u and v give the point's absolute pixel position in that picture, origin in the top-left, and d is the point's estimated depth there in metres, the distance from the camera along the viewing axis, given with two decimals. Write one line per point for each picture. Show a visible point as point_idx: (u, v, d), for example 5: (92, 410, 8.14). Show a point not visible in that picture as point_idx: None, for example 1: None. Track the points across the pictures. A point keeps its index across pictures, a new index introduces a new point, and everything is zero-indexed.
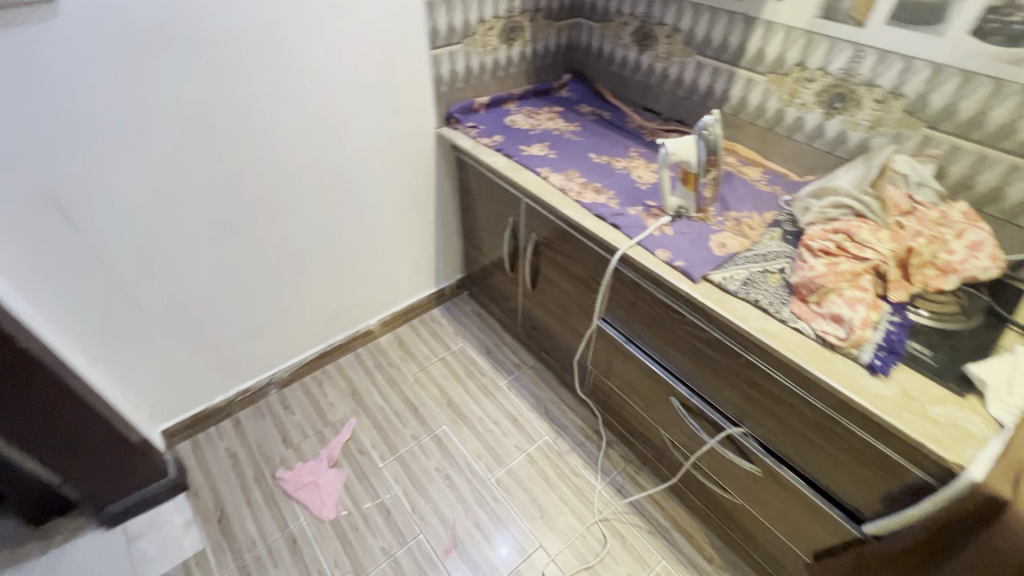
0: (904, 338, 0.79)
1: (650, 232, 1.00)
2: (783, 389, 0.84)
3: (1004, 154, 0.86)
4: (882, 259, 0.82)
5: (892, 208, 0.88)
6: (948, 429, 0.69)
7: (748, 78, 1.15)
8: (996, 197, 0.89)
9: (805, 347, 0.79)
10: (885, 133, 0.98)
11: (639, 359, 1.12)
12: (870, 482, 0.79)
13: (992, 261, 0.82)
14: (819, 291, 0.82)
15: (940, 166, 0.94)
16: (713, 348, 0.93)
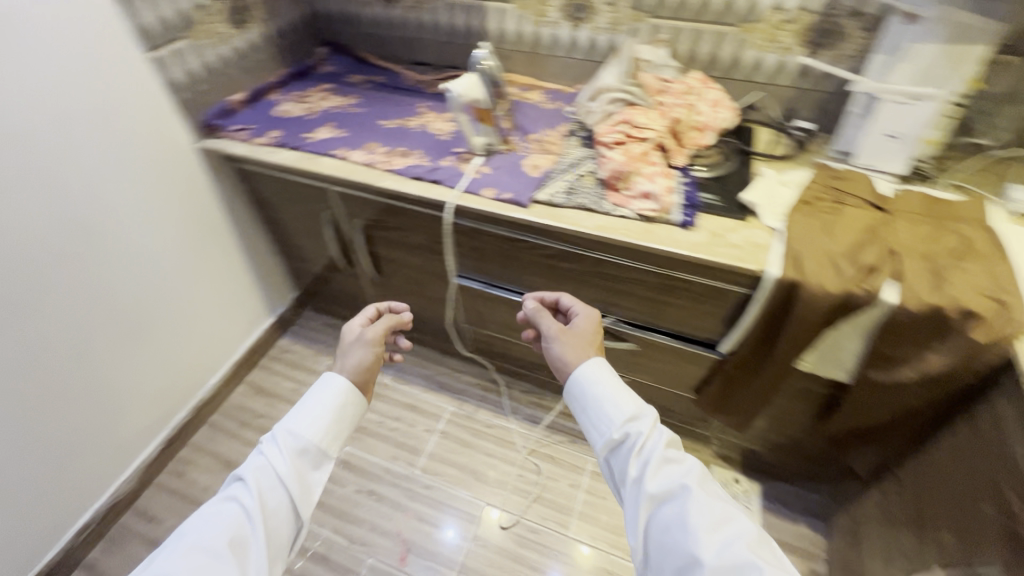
0: (697, 192, 0.95)
1: (469, 176, 1.01)
2: (629, 270, 0.96)
3: (709, 24, 1.05)
4: (659, 135, 0.96)
5: (652, 90, 1.02)
6: (748, 248, 0.87)
7: (498, 8, 1.20)
8: (715, 61, 1.10)
9: (633, 227, 0.90)
10: (623, 30, 1.12)
11: (506, 298, 1.17)
12: (712, 313, 0.96)
13: (729, 112, 1.01)
14: (625, 178, 0.93)
15: (671, 47, 1.11)
16: (563, 260, 1.01)
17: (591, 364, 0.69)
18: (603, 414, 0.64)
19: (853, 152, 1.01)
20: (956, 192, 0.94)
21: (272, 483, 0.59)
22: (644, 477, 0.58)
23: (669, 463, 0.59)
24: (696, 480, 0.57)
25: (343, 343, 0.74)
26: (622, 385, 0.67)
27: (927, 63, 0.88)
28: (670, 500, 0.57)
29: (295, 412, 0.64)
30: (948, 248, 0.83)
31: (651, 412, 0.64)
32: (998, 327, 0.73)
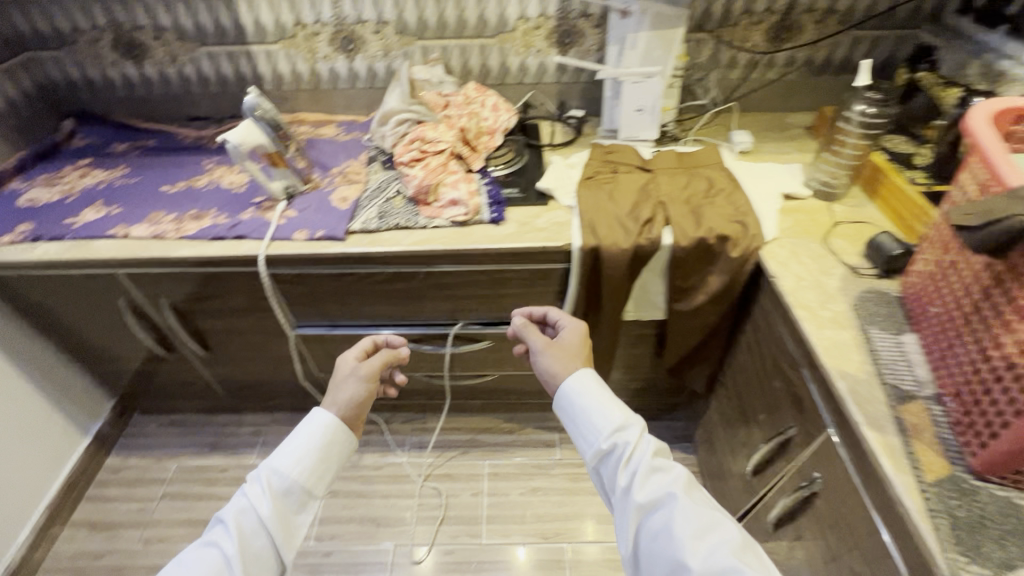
0: (500, 189, 1.03)
1: (276, 223, 0.97)
2: (460, 273, 1.01)
3: (472, 39, 1.15)
4: (452, 144, 1.02)
5: (436, 107, 1.08)
6: (552, 228, 0.97)
7: (265, 51, 1.17)
8: (487, 71, 1.20)
9: (450, 234, 0.96)
10: (397, 55, 1.18)
11: (354, 334, 1.14)
12: (544, 293, 1.05)
13: (509, 112, 1.12)
14: (431, 190, 0.98)
15: (446, 64, 1.19)
16: (397, 282, 1.02)
17: (578, 375, 0.72)
18: (592, 426, 0.67)
19: (617, 129, 1.17)
20: (697, 145, 1.15)
21: (254, 525, 0.60)
22: (633, 486, 0.61)
23: (656, 471, 0.62)
24: (682, 486, 0.60)
25: (334, 379, 0.76)
26: (606, 395, 0.70)
27: (645, 46, 1.08)
28: (660, 506, 0.60)
29: (281, 450, 0.65)
30: (700, 190, 1.02)
31: (639, 422, 0.67)
32: (745, 241, 0.91)
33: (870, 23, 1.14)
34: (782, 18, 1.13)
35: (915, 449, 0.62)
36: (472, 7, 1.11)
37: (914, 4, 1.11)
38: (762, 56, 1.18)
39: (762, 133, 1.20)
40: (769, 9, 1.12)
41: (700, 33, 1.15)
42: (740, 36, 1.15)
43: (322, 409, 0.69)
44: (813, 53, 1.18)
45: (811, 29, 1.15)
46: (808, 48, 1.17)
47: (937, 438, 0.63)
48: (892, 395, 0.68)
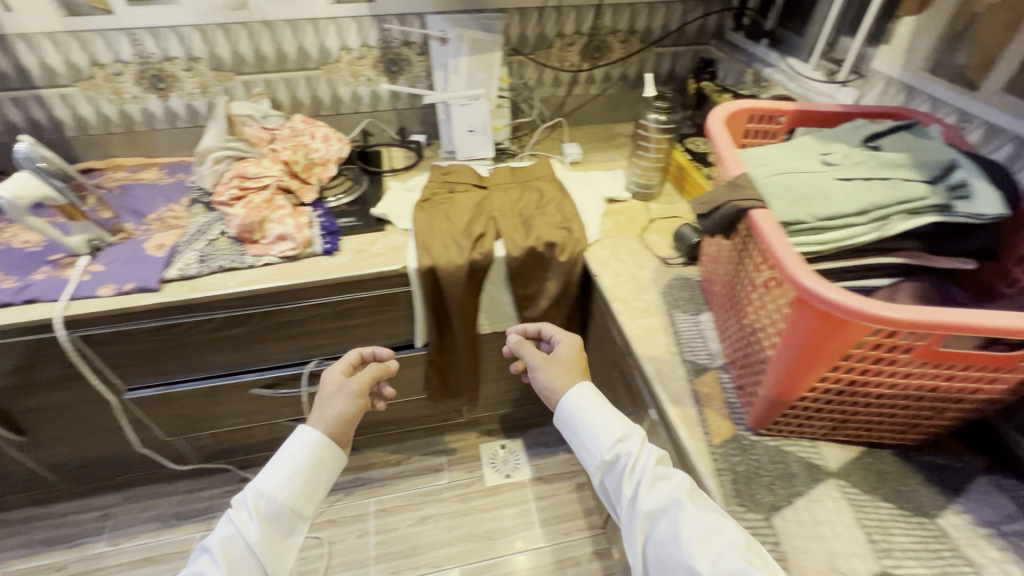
0: (334, 219, 1.02)
1: (76, 280, 0.88)
2: (301, 310, 0.97)
3: (296, 72, 1.14)
4: (277, 179, 1.00)
5: (261, 142, 1.05)
6: (388, 252, 0.98)
7: (60, 94, 1.07)
8: (319, 102, 1.20)
9: (280, 270, 0.93)
10: (216, 92, 1.13)
11: (197, 389, 1.06)
12: (395, 318, 1.05)
13: (340, 142, 1.12)
14: (256, 227, 0.95)
15: (272, 98, 1.16)
16: (232, 327, 0.97)
17: (577, 388, 0.67)
18: (593, 437, 0.63)
19: (455, 150, 1.20)
20: (532, 159, 1.22)
21: (241, 552, 0.58)
22: (637, 495, 0.57)
23: (659, 479, 0.58)
24: (687, 492, 0.56)
25: (321, 397, 0.71)
26: (606, 407, 0.65)
27: (468, 71, 1.14)
28: (663, 515, 0.55)
29: (266, 471, 0.62)
30: (531, 201, 1.08)
31: (640, 432, 0.63)
32: (571, 245, 0.98)
33: (667, 41, 1.28)
34: (591, 39, 1.24)
35: (707, 416, 0.69)
36: (289, 39, 1.10)
37: (700, 23, 1.27)
38: (581, 73, 1.28)
39: (592, 143, 1.30)
40: (578, 32, 1.22)
41: (520, 56, 1.23)
42: (557, 57, 1.25)
43: (310, 427, 0.65)
44: (626, 68, 1.31)
45: (618, 48, 1.27)
46: (619, 64, 1.30)
47: (724, 403, 0.70)
48: (690, 370, 0.75)
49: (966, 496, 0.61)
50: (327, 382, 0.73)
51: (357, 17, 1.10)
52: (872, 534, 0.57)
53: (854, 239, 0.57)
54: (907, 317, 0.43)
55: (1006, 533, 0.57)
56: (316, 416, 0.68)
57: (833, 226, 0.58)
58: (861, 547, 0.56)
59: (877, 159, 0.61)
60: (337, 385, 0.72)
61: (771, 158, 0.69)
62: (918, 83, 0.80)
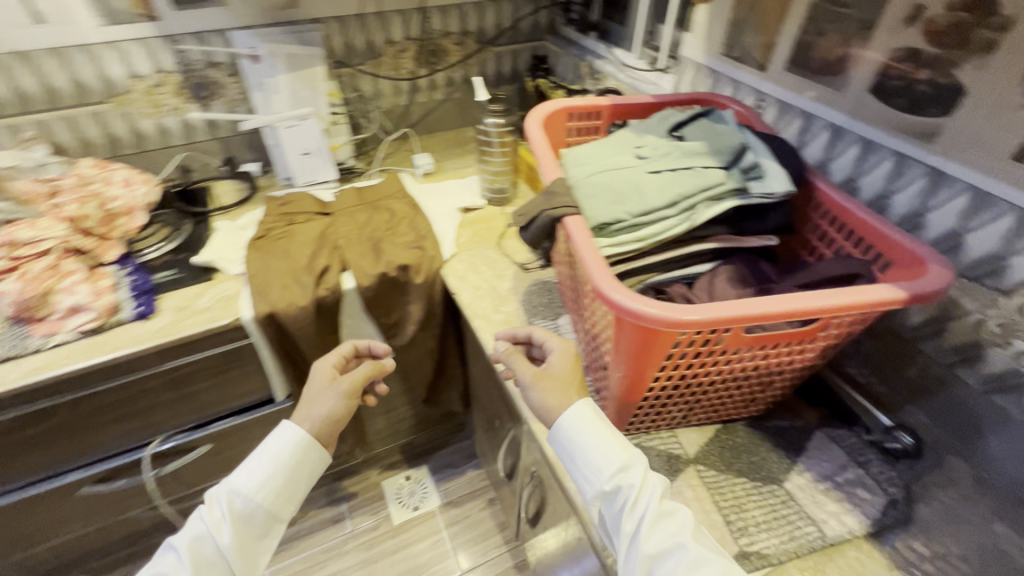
0: (147, 276, 0.89)
1: None
2: (120, 388, 0.83)
3: (76, 108, 0.97)
4: (62, 240, 0.82)
5: (36, 197, 0.86)
6: (217, 305, 0.87)
7: None
8: (116, 139, 1.03)
9: (79, 349, 0.78)
10: None
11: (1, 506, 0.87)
12: (244, 375, 0.94)
13: (148, 185, 0.96)
14: (37, 303, 0.77)
15: (51, 141, 0.98)
16: (28, 427, 0.80)
17: (576, 412, 0.55)
18: (587, 463, 0.53)
19: (292, 176, 1.10)
20: (381, 176, 1.15)
21: (211, 552, 0.54)
22: (638, 536, 0.47)
23: (664, 517, 0.48)
24: (693, 535, 0.47)
25: (311, 390, 0.66)
26: (607, 433, 0.53)
27: (290, 89, 1.03)
28: (663, 561, 0.46)
29: (244, 467, 0.58)
30: (380, 222, 1.01)
31: (641, 459, 0.52)
32: (426, 265, 0.92)
33: (503, 39, 1.26)
34: (423, 43, 1.19)
35: None
36: (58, 72, 0.93)
37: (532, 19, 1.27)
38: (420, 80, 1.23)
39: (444, 150, 1.25)
40: (407, 37, 1.16)
41: (348, 68, 1.14)
42: (392, 65, 1.19)
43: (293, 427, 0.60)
44: (467, 70, 1.27)
45: (455, 50, 1.23)
46: (459, 67, 1.26)
47: None
48: None
49: (808, 453, 0.65)
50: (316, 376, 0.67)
51: (142, 39, 0.96)
52: (728, 515, 0.58)
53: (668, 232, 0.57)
54: (706, 317, 0.43)
55: (841, 484, 0.61)
56: (303, 412, 0.63)
57: (647, 223, 0.58)
58: (719, 531, 0.57)
59: (681, 149, 0.61)
60: (326, 376, 0.67)
61: (589, 157, 0.68)
62: (720, 68, 0.84)
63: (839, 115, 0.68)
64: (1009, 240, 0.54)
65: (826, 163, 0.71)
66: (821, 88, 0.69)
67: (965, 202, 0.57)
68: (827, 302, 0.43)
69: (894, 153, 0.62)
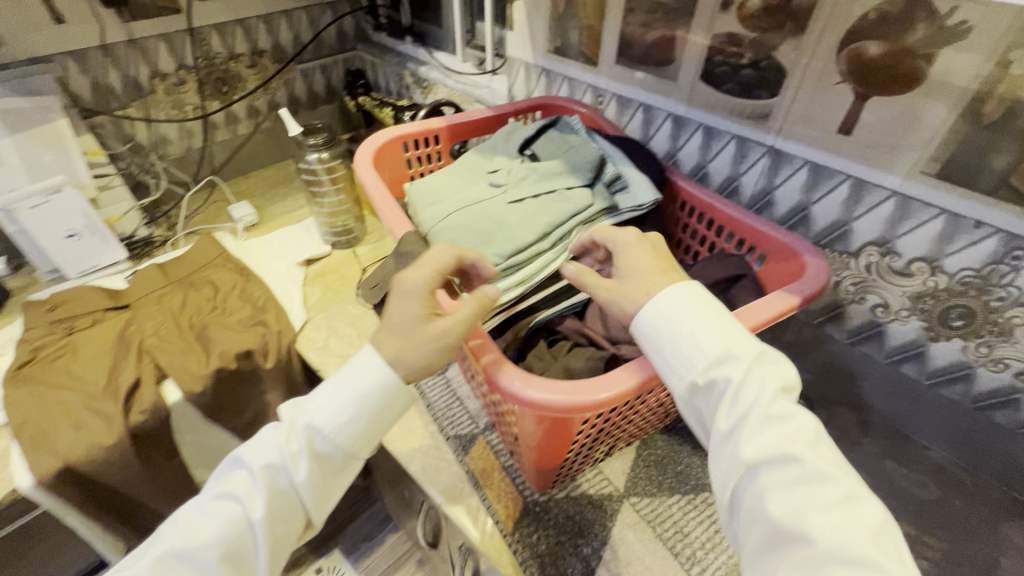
0: None
1: None
2: None
3: None
4: None
5: None
6: None
7: None
8: None
9: None
10: None
11: None
12: (46, 553, 0.71)
13: None
14: None
15: None
16: None
17: (659, 304, 0.41)
18: (676, 353, 0.40)
19: (58, 267, 0.82)
20: (190, 241, 0.93)
21: (285, 484, 0.44)
22: (738, 438, 0.37)
23: (772, 420, 0.36)
24: (811, 447, 0.35)
25: (404, 316, 0.42)
26: (717, 318, 0.40)
27: (20, 157, 0.75)
28: (765, 470, 0.35)
29: (323, 393, 0.44)
30: (201, 301, 0.80)
31: (753, 347, 0.39)
32: (273, 344, 0.75)
33: (307, 54, 1.10)
34: (207, 71, 0.97)
35: (490, 498, 0.59)
36: None
37: (336, 28, 1.12)
38: (214, 115, 1.02)
39: (266, 192, 1.06)
40: (183, 67, 0.94)
41: (105, 115, 0.89)
42: (171, 102, 0.96)
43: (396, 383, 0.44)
44: (272, 95, 1.09)
45: (250, 75, 1.03)
46: (260, 93, 1.07)
47: (504, 472, 0.61)
48: (457, 449, 0.63)
49: None
50: (407, 302, 0.42)
51: None
52: (675, 546, 0.55)
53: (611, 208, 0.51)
54: (616, 392, 0.40)
55: None
56: (388, 343, 0.43)
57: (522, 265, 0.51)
58: (670, 568, 0.53)
59: (537, 170, 0.55)
60: (422, 302, 0.43)
61: (439, 194, 0.58)
62: (551, 66, 0.79)
63: (678, 105, 0.67)
64: (849, 207, 0.57)
65: (674, 152, 0.71)
66: (655, 79, 0.67)
67: (806, 176, 0.59)
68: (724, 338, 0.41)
69: (735, 137, 0.63)
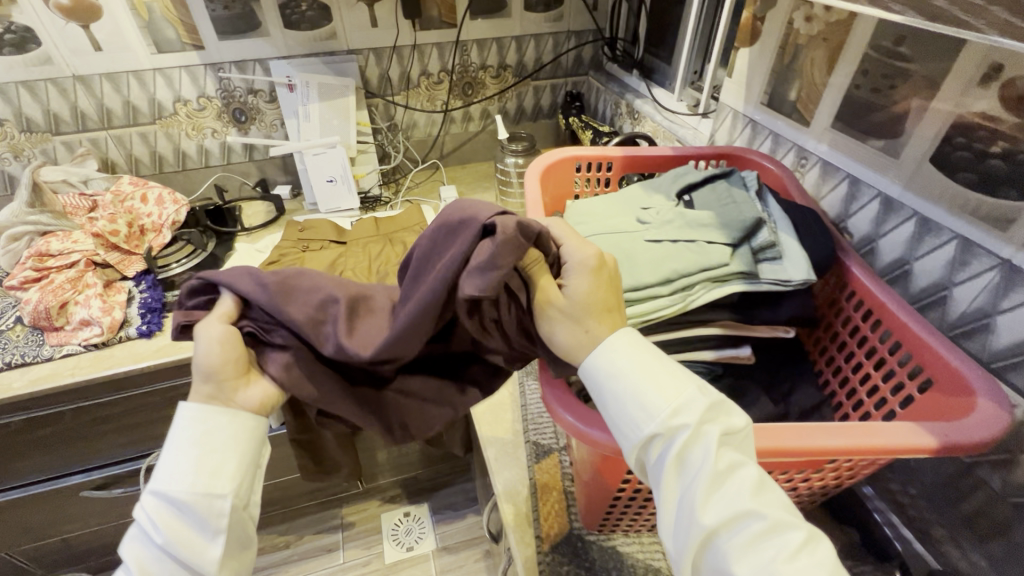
0: (160, 293, 0.90)
1: None
2: (122, 401, 0.85)
3: (127, 129, 1.03)
4: (88, 253, 0.87)
5: (75, 211, 0.93)
6: None
7: None
8: (160, 158, 1.09)
9: (84, 361, 0.80)
10: (32, 155, 1.01)
11: (8, 499, 0.91)
12: None
13: (177, 203, 1.00)
14: (55, 313, 0.81)
15: (103, 158, 1.05)
16: (34, 429, 0.83)
17: (608, 358, 0.41)
18: (625, 418, 0.39)
19: (317, 202, 1.09)
20: (404, 206, 1.13)
21: None
22: (694, 504, 0.36)
23: (725, 477, 0.36)
24: (761, 495, 0.35)
25: (203, 338, 0.42)
26: (646, 368, 0.40)
27: (320, 117, 1.05)
28: (730, 533, 0.35)
29: None
30: (390, 256, 0.97)
31: (697, 398, 0.39)
32: None
33: (543, 73, 1.23)
34: (461, 76, 1.17)
35: (540, 513, 0.60)
36: (111, 94, 0.99)
37: (574, 53, 1.22)
38: (455, 111, 1.22)
39: (472, 183, 1.23)
40: (443, 69, 1.15)
41: (381, 98, 1.14)
42: (427, 96, 1.18)
43: (192, 405, 0.42)
44: (504, 103, 1.25)
45: (492, 83, 1.21)
46: (495, 99, 1.23)
47: (562, 497, 0.61)
48: (532, 454, 0.66)
49: None
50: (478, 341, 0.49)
51: (187, 66, 1.00)
52: None
53: (782, 260, 0.49)
54: None
55: None
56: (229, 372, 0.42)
57: None
58: None
59: (685, 217, 0.53)
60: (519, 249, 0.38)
61: (587, 217, 0.61)
62: (759, 118, 0.74)
63: (893, 185, 0.57)
64: None
65: (873, 238, 0.60)
66: (871, 151, 0.59)
67: None
68: (822, 445, 0.38)
69: (958, 238, 0.51)
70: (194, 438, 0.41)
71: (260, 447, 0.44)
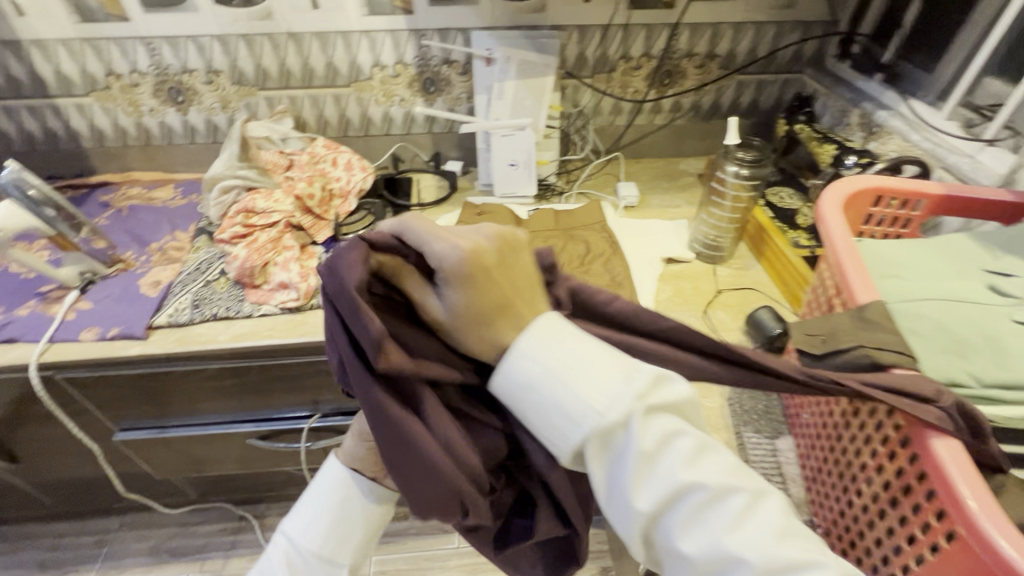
0: None
1: (61, 320, 0.80)
2: (302, 366, 0.86)
3: (324, 89, 1.03)
4: (288, 215, 0.88)
5: (275, 168, 0.94)
6: None
7: (75, 104, 1.01)
8: (347, 121, 1.08)
9: (279, 323, 0.81)
10: (237, 107, 1.04)
11: (189, 434, 0.96)
12: None
13: (364, 171, 1.00)
14: (258, 272, 0.83)
15: (297, 116, 1.06)
16: (225, 378, 0.86)
17: (524, 362, 0.35)
18: (555, 418, 0.34)
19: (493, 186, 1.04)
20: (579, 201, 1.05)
21: None
22: (626, 490, 0.32)
23: (652, 458, 0.33)
24: (696, 465, 0.33)
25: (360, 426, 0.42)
26: (565, 353, 0.35)
27: (514, 96, 0.98)
28: (672, 515, 0.33)
29: None
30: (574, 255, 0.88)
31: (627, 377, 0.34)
32: None
33: (752, 68, 1.08)
34: (662, 62, 1.06)
35: None
36: (317, 53, 0.98)
37: (795, 47, 1.06)
38: (646, 102, 1.11)
39: (652, 181, 1.12)
40: (646, 54, 1.04)
41: (574, 79, 1.06)
42: (620, 82, 1.08)
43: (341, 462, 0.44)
44: (700, 98, 1.12)
45: (693, 74, 1.08)
46: (693, 92, 1.11)
47: None
48: None
49: None
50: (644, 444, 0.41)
51: (392, 30, 0.97)
52: None
53: None
54: None
55: None
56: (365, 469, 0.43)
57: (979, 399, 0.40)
58: None
59: None
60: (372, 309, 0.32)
61: (907, 265, 0.49)
62: None
63: None
64: None
65: None
66: None
67: None
68: None
69: None
70: (335, 500, 0.43)
71: (382, 520, 0.45)
